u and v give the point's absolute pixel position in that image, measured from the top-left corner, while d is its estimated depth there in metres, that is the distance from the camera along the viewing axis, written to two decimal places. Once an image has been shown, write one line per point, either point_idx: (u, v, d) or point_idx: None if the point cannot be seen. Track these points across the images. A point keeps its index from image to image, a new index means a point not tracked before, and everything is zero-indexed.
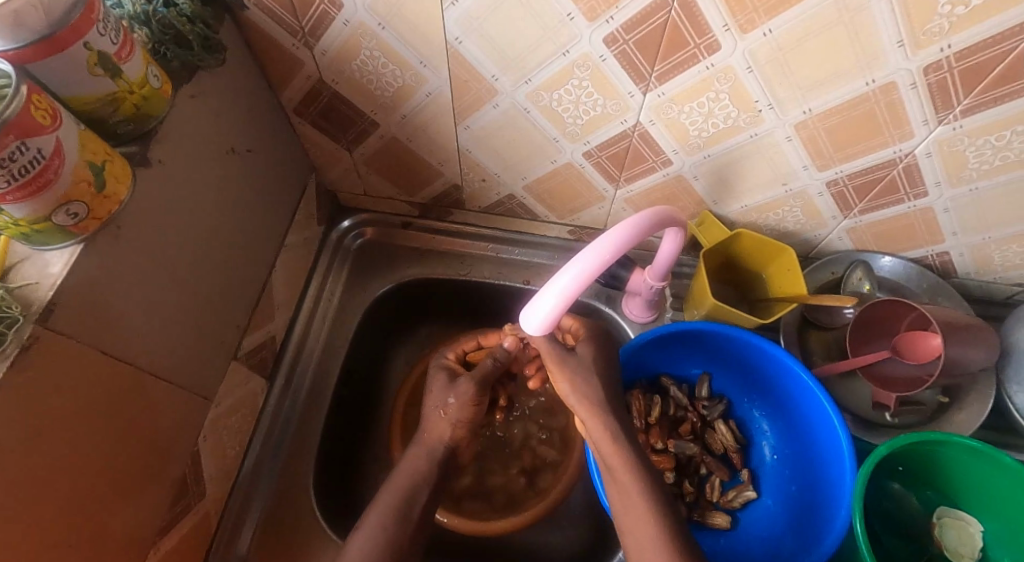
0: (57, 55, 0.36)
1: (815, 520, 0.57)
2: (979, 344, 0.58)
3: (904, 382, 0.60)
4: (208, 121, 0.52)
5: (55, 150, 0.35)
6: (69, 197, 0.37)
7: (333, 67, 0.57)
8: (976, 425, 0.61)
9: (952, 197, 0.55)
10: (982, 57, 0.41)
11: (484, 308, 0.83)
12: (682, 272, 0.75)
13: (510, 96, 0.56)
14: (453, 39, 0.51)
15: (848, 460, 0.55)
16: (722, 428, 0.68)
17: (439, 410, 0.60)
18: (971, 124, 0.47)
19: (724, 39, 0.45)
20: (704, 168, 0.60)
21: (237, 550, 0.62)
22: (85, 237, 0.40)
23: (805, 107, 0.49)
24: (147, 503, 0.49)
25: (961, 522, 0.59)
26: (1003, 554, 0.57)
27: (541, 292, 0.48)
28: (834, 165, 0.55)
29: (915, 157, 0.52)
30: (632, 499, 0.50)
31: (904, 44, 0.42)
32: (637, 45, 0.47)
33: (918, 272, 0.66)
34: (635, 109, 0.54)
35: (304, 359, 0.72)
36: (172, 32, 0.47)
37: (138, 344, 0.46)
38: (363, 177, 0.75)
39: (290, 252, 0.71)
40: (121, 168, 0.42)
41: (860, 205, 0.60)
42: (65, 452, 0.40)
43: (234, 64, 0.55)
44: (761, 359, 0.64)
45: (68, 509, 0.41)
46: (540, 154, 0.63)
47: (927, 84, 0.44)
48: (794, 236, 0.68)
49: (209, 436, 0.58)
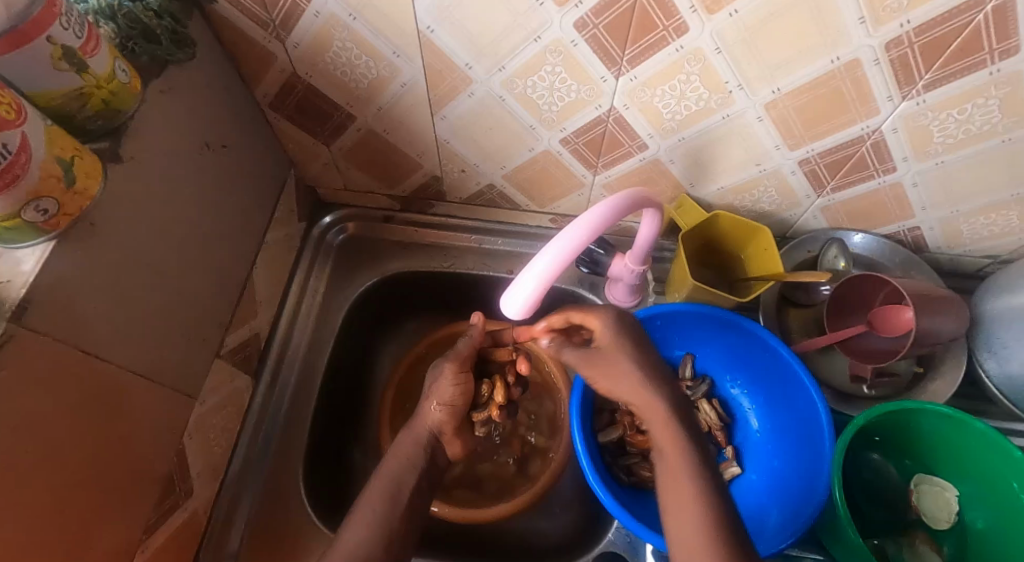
0: (19, 50, 0.36)
1: (797, 491, 0.59)
2: (947, 314, 0.59)
3: (881, 354, 0.62)
4: (182, 116, 0.52)
5: (21, 145, 0.35)
6: (39, 193, 0.37)
7: (307, 59, 0.57)
8: (949, 394, 0.62)
9: (920, 172, 0.57)
10: (939, 31, 0.43)
11: (468, 300, 0.84)
12: (663, 256, 0.76)
13: (484, 85, 0.56)
14: (425, 28, 0.51)
15: (826, 431, 0.56)
16: (705, 406, 0.69)
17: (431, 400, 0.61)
18: (934, 99, 0.48)
19: (692, 21, 0.45)
20: (680, 151, 0.61)
21: (228, 547, 0.62)
22: (58, 234, 0.40)
23: (774, 87, 0.50)
24: (133, 502, 0.49)
25: (938, 488, 0.60)
26: (980, 517, 0.58)
27: (521, 277, 0.48)
28: (805, 144, 0.56)
29: (882, 133, 0.53)
30: None
31: (866, 21, 0.43)
32: (607, 28, 0.47)
33: (891, 248, 0.68)
34: (609, 94, 0.55)
35: (289, 356, 0.72)
36: (139, 26, 0.47)
37: (117, 342, 0.46)
38: (342, 172, 0.75)
39: (272, 249, 0.71)
40: (92, 164, 0.41)
41: (832, 183, 0.61)
42: (46, 451, 0.40)
43: (205, 59, 0.55)
44: (740, 337, 0.65)
45: (51, 508, 0.41)
46: (518, 142, 0.64)
47: (889, 60, 0.45)
48: (770, 216, 0.69)
49: (195, 434, 0.58)
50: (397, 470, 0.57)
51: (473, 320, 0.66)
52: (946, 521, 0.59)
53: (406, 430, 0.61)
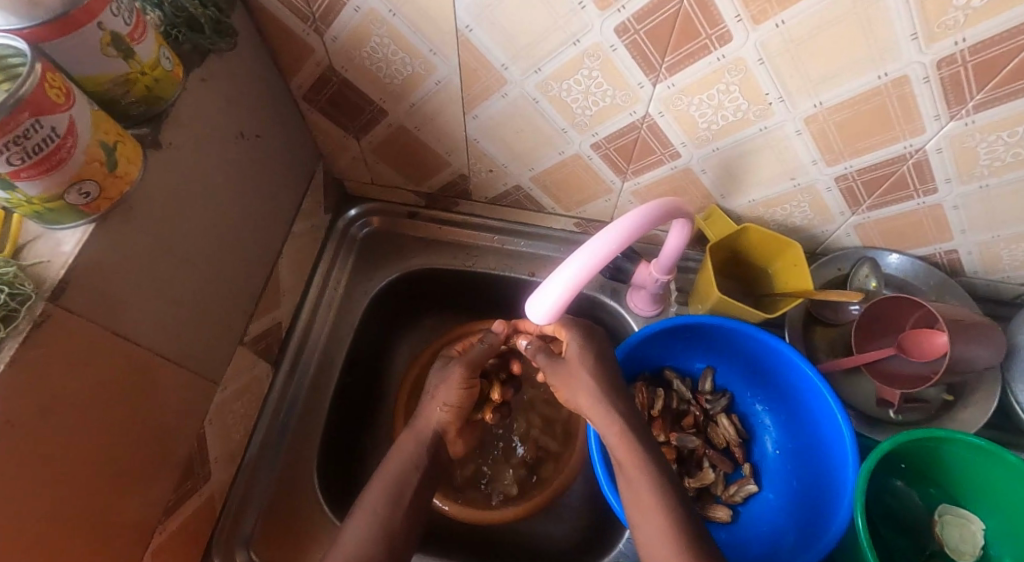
0: (70, 35, 0.36)
1: (817, 514, 0.57)
2: (984, 342, 0.58)
3: (910, 379, 0.60)
4: (219, 105, 0.53)
5: (68, 129, 0.35)
6: (81, 176, 0.37)
7: (343, 53, 0.57)
8: (980, 423, 0.61)
9: (962, 194, 0.55)
10: (995, 51, 0.41)
11: (488, 299, 0.83)
12: (687, 266, 0.75)
13: (519, 86, 0.56)
14: (464, 27, 0.50)
15: (851, 454, 0.55)
16: (725, 422, 0.68)
17: (433, 399, 0.60)
18: (983, 120, 0.47)
19: (736, 30, 0.44)
20: (713, 161, 0.60)
21: (240, 532, 0.63)
22: (97, 217, 0.40)
23: (816, 100, 0.49)
24: (153, 483, 0.50)
25: (963, 520, 0.58)
26: (1006, 553, 0.57)
27: (548, 281, 0.48)
28: (844, 160, 0.55)
29: (925, 152, 0.52)
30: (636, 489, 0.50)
31: (919, 37, 0.41)
32: (648, 34, 0.47)
33: (925, 270, 0.66)
34: (645, 100, 0.54)
35: (309, 347, 0.73)
36: (183, 14, 0.48)
37: (147, 326, 0.47)
38: (370, 166, 0.75)
39: (297, 239, 0.71)
40: (132, 149, 0.42)
41: (869, 201, 0.59)
42: (75, 429, 0.40)
43: (245, 50, 0.55)
44: (765, 354, 0.64)
45: (76, 486, 0.41)
46: (548, 144, 0.63)
47: (940, 78, 0.44)
48: (801, 232, 0.68)
49: (215, 419, 0.58)
50: (411, 467, 0.57)
51: (495, 326, 0.63)
52: (970, 555, 0.57)
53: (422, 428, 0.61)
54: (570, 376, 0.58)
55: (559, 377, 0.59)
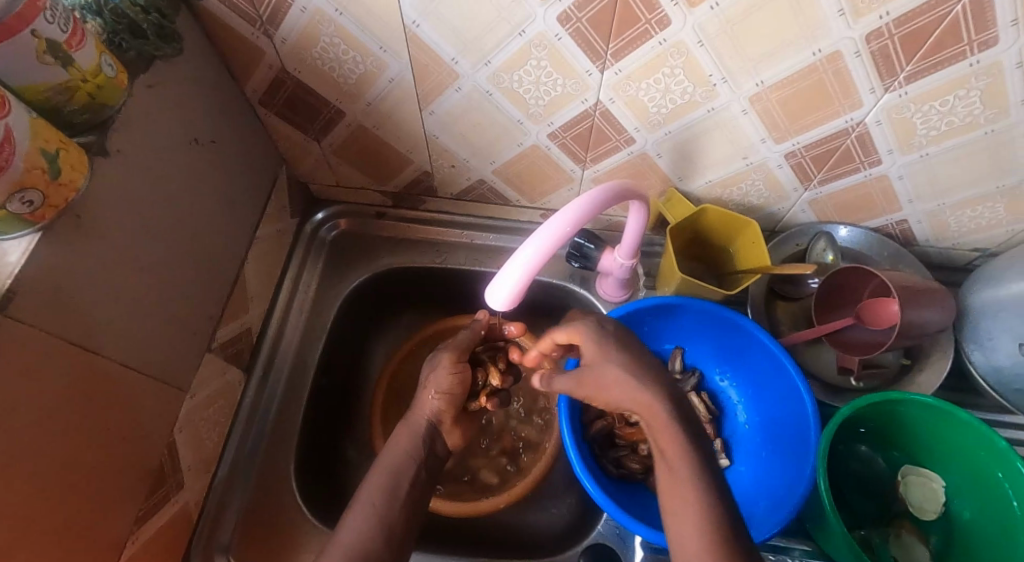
0: (4, 44, 0.36)
1: (784, 483, 0.59)
2: (934, 306, 0.60)
3: (865, 347, 0.62)
4: (169, 112, 0.52)
5: (5, 137, 0.35)
6: (23, 184, 0.37)
7: (295, 55, 0.57)
8: (936, 385, 0.63)
9: (905, 164, 0.57)
10: (919, 22, 0.43)
11: (461, 295, 0.84)
12: (653, 251, 0.77)
13: (471, 79, 0.56)
14: (410, 23, 0.51)
15: (813, 422, 0.57)
16: (695, 400, 0.69)
17: (427, 388, 0.63)
18: (916, 90, 0.49)
19: (673, 14, 0.46)
20: (666, 145, 0.61)
21: (219, 539, 0.63)
22: (43, 226, 0.40)
23: (757, 80, 0.51)
24: (123, 494, 0.50)
25: (924, 479, 0.61)
26: (967, 506, 0.59)
27: (505, 269, 0.49)
28: (790, 137, 0.56)
29: (866, 125, 0.53)
30: None
31: (845, 13, 0.43)
32: (590, 22, 0.48)
33: (878, 241, 0.68)
34: (595, 88, 0.55)
35: (282, 352, 0.73)
36: (126, 21, 0.47)
37: (105, 336, 0.46)
38: (334, 167, 0.75)
39: (263, 244, 0.71)
40: (77, 156, 0.42)
41: (819, 176, 0.61)
42: (31, 443, 0.40)
43: (194, 55, 0.55)
44: (729, 331, 0.65)
45: (39, 500, 0.41)
46: (506, 137, 0.64)
47: (870, 51, 0.46)
48: (759, 210, 0.69)
49: (185, 427, 0.58)
50: (410, 464, 0.57)
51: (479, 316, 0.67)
52: (933, 512, 0.59)
53: (406, 421, 0.61)
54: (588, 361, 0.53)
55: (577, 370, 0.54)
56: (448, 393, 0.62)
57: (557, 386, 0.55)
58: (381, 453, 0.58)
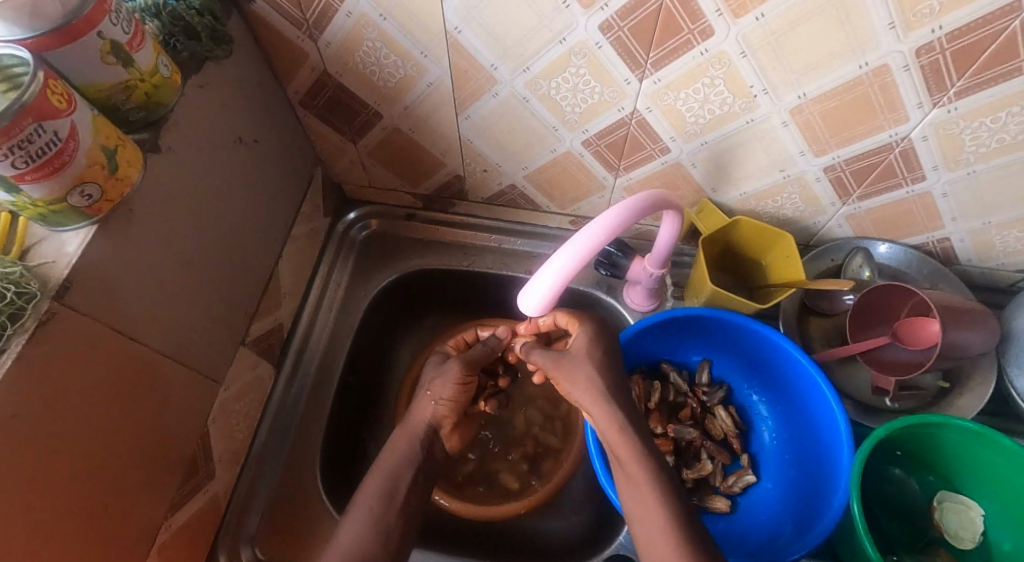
0: (72, 43, 0.38)
1: (814, 502, 0.58)
2: (977, 328, 0.58)
3: (902, 366, 0.60)
4: (217, 111, 0.54)
5: (70, 133, 0.37)
6: (84, 179, 0.39)
7: (338, 59, 0.59)
8: (977, 409, 0.61)
9: (950, 181, 0.56)
10: (972, 37, 0.42)
11: (487, 299, 0.84)
12: (682, 261, 0.76)
13: (509, 85, 0.57)
14: (452, 29, 0.52)
15: (846, 441, 0.56)
16: (722, 413, 0.68)
17: (427, 394, 0.61)
18: (966, 106, 0.48)
19: (717, 24, 0.45)
20: (703, 155, 0.61)
21: (246, 530, 0.64)
22: (99, 219, 0.42)
23: (800, 92, 0.50)
24: (159, 480, 0.51)
25: (961, 506, 0.59)
26: (1006, 538, 0.57)
27: (538, 274, 0.49)
28: (831, 150, 0.55)
29: (911, 141, 0.52)
30: (643, 487, 0.50)
31: (896, 26, 0.42)
32: (632, 31, 0.48)
33: (919, 259, 0.66)
34: (633, 97, 0.55)
35: (311, 348, 0.74)
36: (181, 23, 0.49)
37: (150, 327, 0.48)
38: (368, 169, 0.77)
39: (298, 242, 0.73)
40: (133, 153, 0.43)
41: (858, 191, 0.60)
42: (78, 427, 0.41)
43: (242, 57, 0.57)
44: (760, 345, 0.64)
45: (84, 483, 0.43)
46: (540, 143, 0.64)
47: (920, 66, 0.45)
48: (793, 223, 0.68)
49: (218, 418, 0.59)
50: (408, 465, 0.57)
51: (500, 331, 0.66)
52: (969, 541, 0.58)
53: (403, 425, 0.60)
54: (578, 368, 0.56)
55: (563, 369, 0.57)
56: (451, 401, 0.61)
57: (583, 395, 0.55)
58: (379, 455, 0.58)
